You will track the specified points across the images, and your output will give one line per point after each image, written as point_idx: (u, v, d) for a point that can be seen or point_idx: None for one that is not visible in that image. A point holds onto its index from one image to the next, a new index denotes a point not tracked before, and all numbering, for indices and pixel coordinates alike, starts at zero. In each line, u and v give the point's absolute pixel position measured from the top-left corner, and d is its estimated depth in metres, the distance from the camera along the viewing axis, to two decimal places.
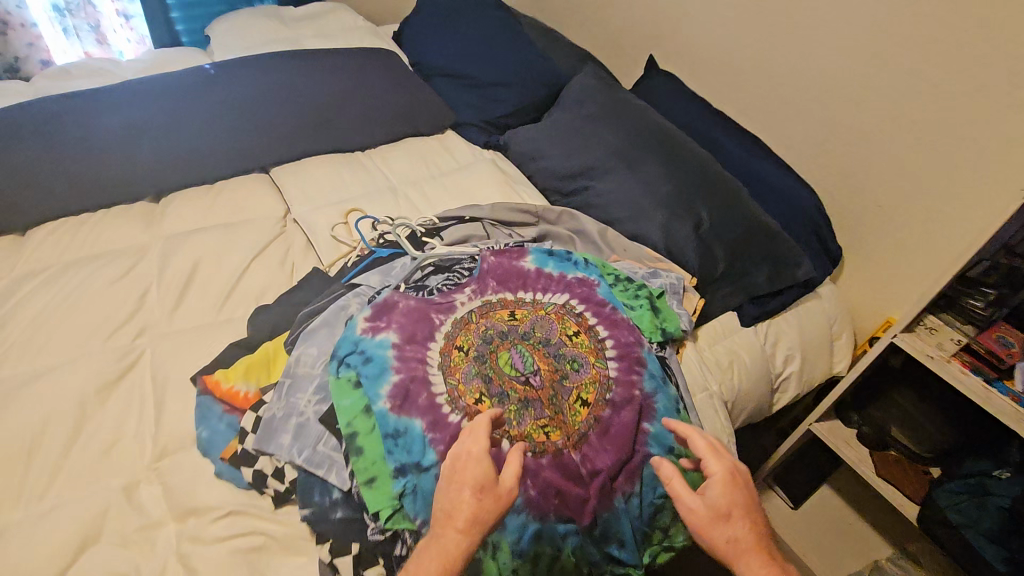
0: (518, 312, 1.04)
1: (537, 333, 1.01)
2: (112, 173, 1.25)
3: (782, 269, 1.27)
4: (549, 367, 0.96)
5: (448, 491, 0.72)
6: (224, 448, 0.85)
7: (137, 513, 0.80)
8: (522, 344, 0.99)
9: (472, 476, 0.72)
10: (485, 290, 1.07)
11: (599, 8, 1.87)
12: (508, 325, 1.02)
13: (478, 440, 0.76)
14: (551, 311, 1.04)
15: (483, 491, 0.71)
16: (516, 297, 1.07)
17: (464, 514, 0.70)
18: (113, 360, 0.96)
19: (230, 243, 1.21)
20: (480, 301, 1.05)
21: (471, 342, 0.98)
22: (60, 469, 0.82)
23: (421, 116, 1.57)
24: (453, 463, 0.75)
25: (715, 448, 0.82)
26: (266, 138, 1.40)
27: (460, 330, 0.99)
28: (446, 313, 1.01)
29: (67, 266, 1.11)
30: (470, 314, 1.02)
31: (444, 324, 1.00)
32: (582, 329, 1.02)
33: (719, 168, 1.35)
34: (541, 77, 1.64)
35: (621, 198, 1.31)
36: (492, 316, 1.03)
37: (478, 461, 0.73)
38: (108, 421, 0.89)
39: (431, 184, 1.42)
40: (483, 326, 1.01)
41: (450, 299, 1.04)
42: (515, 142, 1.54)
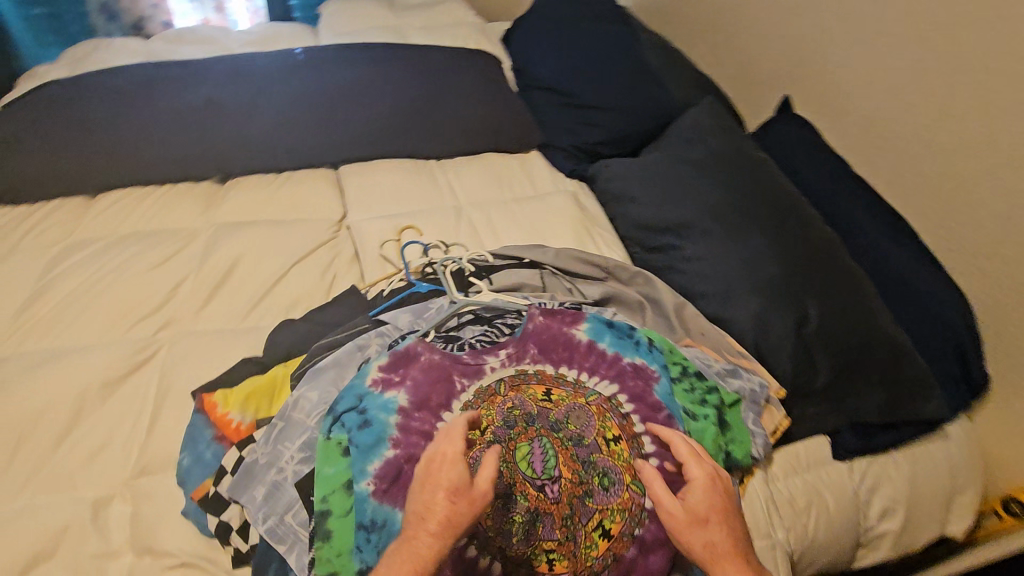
0: (555, 393, 0.88)
1: (571, 426, 0.85)
2: (184, 150, 1.24)
3: (904, 399, 0.99)
4: (573, 477, 0.81)
5: (422, 492, 0.66)
6: (198, 485, 0.78)
7: (98, 535, 0.74)
8: (549, 436, 0.84)
9: (446, 479, 0.66)
10: (523, 357, 0.92)
11: (734, 33, 1.62)
12: (540, 407, 0.86)
13: (453, 440, 0.70)
14: (593, 401, 0.88)
15: (457, 493, 0.65)
16: (557, 374, 0.91)
17: (437, 516, 0.64)
18: (128, 353, 0.93)
19: (277, 243, 1.15)
20: (514, 369, 0.90)
21: (491, 421, 0.84)
22: (45, 465, 0.80)
23: (505, 132, 1.44)
24: (427, 467, 0.68)
25: (697, 454, 0.76)
26: (340, 134, 1.33)
27: (482, 402, 0.85)
28: (470, 378, 0.88)
29: (119, 241, 1.11)
30: (498, 384, 0.88)
31: (464, 392, 0.86)
32: (624, 435, 0.85)
33: (843, 254, 1.09)
34: (647, 108, 1.45)
35: (711, 270, 1.10)
36: (523, 391, 0.88)
37: (455, 461, 0.67)
38: (104, 421, 0.85)
39: (499, 210, 1.28)
40: (509, 402, 0.85)
41: (479, 361, 0.90)
42: (602, 176, 1.36)
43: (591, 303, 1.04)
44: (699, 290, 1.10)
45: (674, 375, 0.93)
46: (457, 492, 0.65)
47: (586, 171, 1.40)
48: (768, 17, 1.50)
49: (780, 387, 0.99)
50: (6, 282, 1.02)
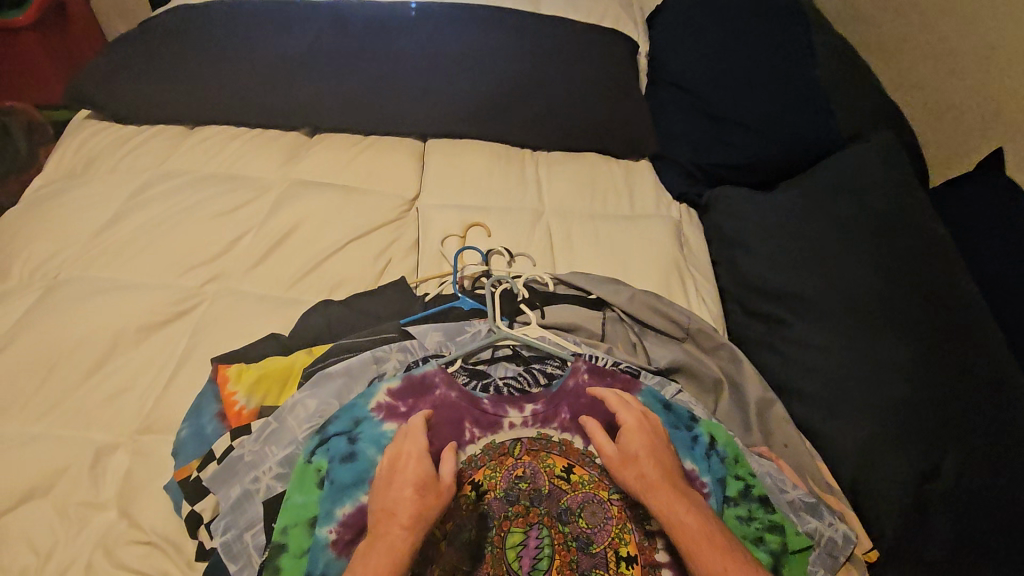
0: (574, 474, 0.75)
1: (582, 523, 0.72)
2: (279, 95, 1.21)
3: None
4: None
5: (388, 492, 0.64)
6: (185, 462, 0.76)
7: (88, 483, 0.75)
8: (551, 526, 0.72)
9: (413, 473, 0.65)
10: (550, 420, 0.78)
11: (946, 56, 1.25)
12: (552, 486, 0.74)
13: (413, 436, 0.69)
14: (614, 501, 0.73)
15: (423, 485, 0.64)
16: (585, 451, 0.77)
17: (407, 511, 0.62)
18: (172, 301, 0.94)
19: (341, 213, 1.09)
20: (536, 431, 0.78)
21: (494, 486, 0.74)
22: (70, 396, 0.83)
23: (616, 133, 1.24)
24: (387, 468, 0.67)
25: (627, 398, 0.78)
26: (433, 105, 1.22)
27: (490, 458, 0.75)
28: (484, 429, 0.77)
29: (199, 179, 1.11)
30: (513, 445, 0.76)
31: (471, 443, 0.76)
32: (639, 559, 0.70)
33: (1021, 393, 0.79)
34: (795, 137, 1.18)
35: (819, 366, 0.86)
36: (539, 461, 0.76)
37: (417, 451, 0.67)
38: (131, 365, 0.86)
39: (583, 224, 1.11)
40: (519, 469, 0.75)
41: (500, 410, 0.78)
42: (716, 210, 1.14)
43: (653, 370, 0.87)
44: (795, 385, 0.87)
45: (730, 494, 0.74)
46: (423, 483, 0.65)
47: (699, 198, 1.18)
48: (1000, 43, 1.12)
49: (872, 547, 0.75)
50: (92, 198, 1.06)
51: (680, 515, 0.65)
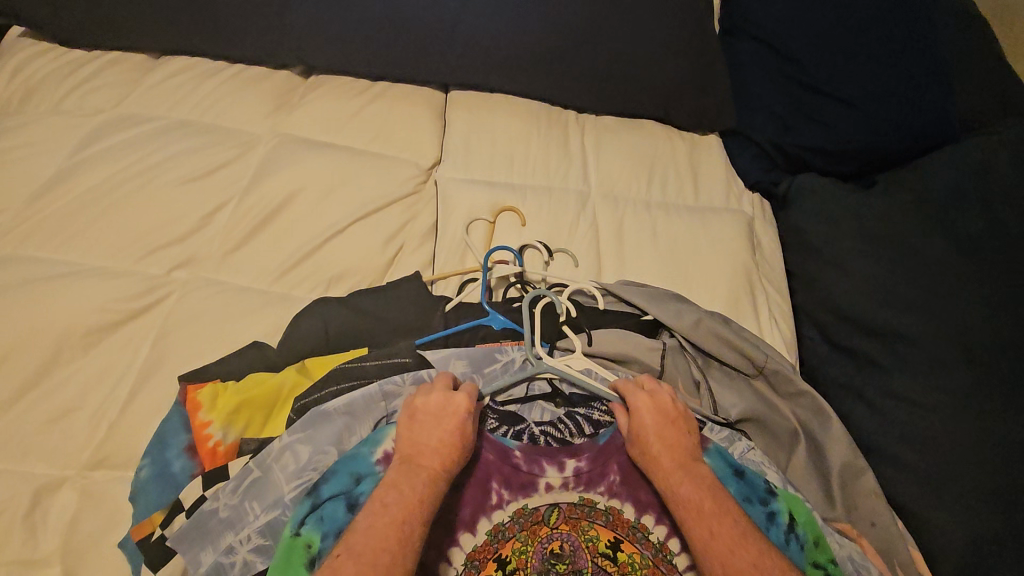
0: (623, 553, 0.60)
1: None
2: (263, 17, 0.95)
3: None
4: None
5: (431, 432, 0.59)
6: (145, 516, 0.61)
7: (28, 532, 0.61)
8: None
9: (461, 424, 0.60)
10: (597, 481, 0.63)
11: None
12: (596, 568, 0.60)
13: (464, 387, 0.63)
14: None
15: (466, 436, 0.59)
16: (640, 526, 0.62)
17: (447, 457, 0.57)
18: (133, 294, 0.76)
19: (343, 182, 0.89)
20: (578, 495, 0.63)
21: (524, 565, 0.59)
22: (7, 414, 0.67)
23: (682, 97, 1.01)
24: (434, 408, 0.60)
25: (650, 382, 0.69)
26: (460, 47, 0.97)
27: (521, 527, 0.61)
28: (514, 490, 0.62)
29: (167, 128, 0.89)
30: (549, 512, 0.61)
31: (498, 509, 0.61)
32: None
33: None
34: (906, 121, 0.96)
35: (921, 431, 0.71)
36: (582, 536, 0.61)
37: (470, 400, 0.62)
38: (84, 376, 0.71)
39: (637, 216, 0.91)
40: (555, 542, 0.60)
41: (535, 467, 0.63)
42: (795, 206, 0.94)
43: (721, 422, 0.71)
44: (886, 447, 0.72)
45: None
46: (467, 437, 0.60)
47: (775, 186, 0.98)
48: None
49: None
50: (31, 147, 0.85)
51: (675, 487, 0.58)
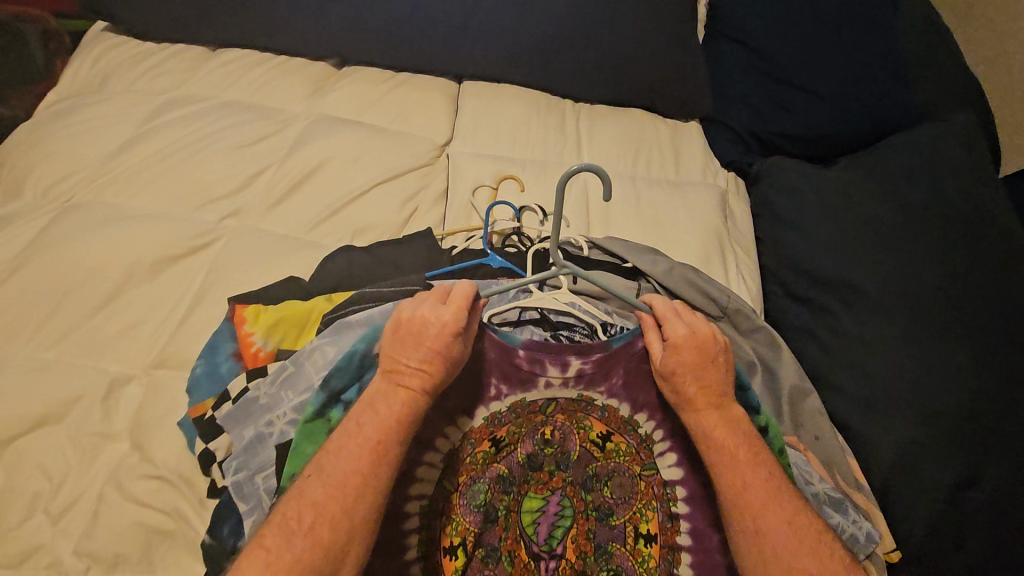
0: (610, 442, 0.71)
1: (607, 493, 0.71)
2: (303, 16, 1.12)
3: None
4: (576, 562, 0.68)
5: (411, 351, 0.64)
6: (199, 401, 0.74)
7: (103, 413, 0.74)
8: (574, 494, 0.72)
9: (438, 343, 0.64)
10: (599, 382, 0.71)
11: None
12: (582, 451, 0.72)
13: (454, 302, 0.66)
14: (646, 474, 0.70)
15: (443, 355, 0.64)
16: (629, 419, 0.71)
17: (423, 378, 0.63)
18: (189, 235, 0.90)
19: (368, 152, 1.03)
20: (577, 392, 0.72)
21: (518, 442, 0.72)
22: (83, 324, 0.81)
23: (666, 88, 1.14)
24: (417, 328, 0.65)
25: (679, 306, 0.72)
26: (471, 43, 1.12)
27: (514, 417, 0.71)
28: (512, 386, 0.71)
29: (219, 105, 1.05)
30: (547, 404, 0.72)
31: (496, 399, 0.71)
32: (661, 538, 0.67)
33: None
34: (866, 108, 1.08)
35: (867, 362, 0.81)
36: (572, 423, 0.73)
37: (455, 322, 0.65)
38: (148, 298, 0.84)
39: (624, 186, 1.04)
40: (546, 428, 0.73)
41: (535, 368, 0.71)
42: (763, 184, 1.07)
43: None
44: (835, 377, 0.82)
45: None
46: (444, 356, 0.64)
47: (749, 167, 1.11)
48: None
49: (896, 549, 0.72)
50: (107, 116, 1.00)
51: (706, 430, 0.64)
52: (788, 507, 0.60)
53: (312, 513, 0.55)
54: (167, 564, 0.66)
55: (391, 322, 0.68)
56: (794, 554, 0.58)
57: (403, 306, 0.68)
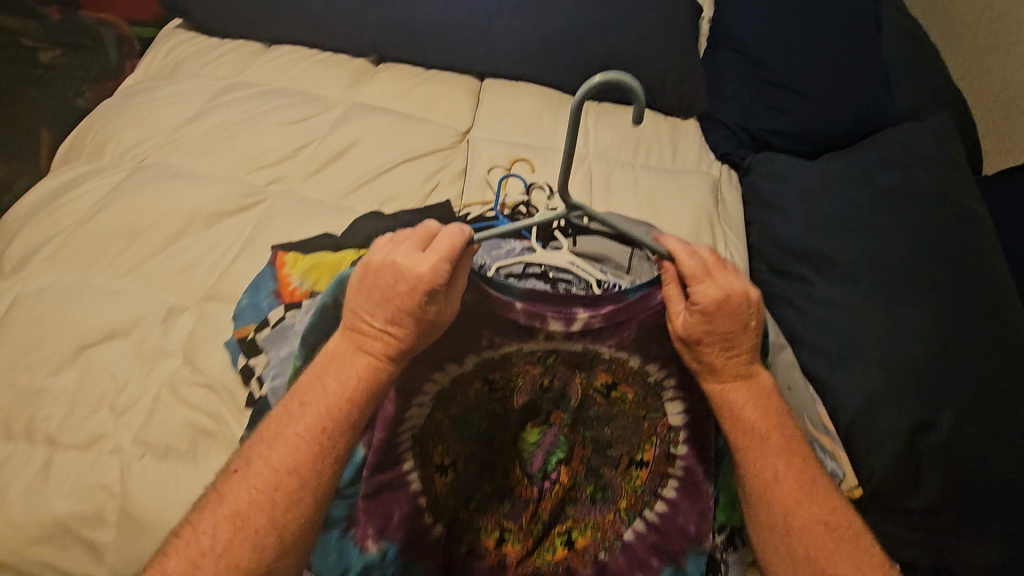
0: (616, 392, 0.73)
1: (607, 431, 0.75)
2: (347, 18, 1.28)
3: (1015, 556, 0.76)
4: (567, 483, 0.76)
5: (372, 315, 0.62)
6: (243, 326, 0.85)
7: (161, 334, 0.86)
8: (568, 427, 0.76)
9: (394, 307, 0.61)
10: (608, 336, 0.69)
11: (1003, 40, 1.24)
12: (585, 396, 0.75)
13: (435, 252, 0.61)
14: (650, 416, 0.73)
15: (399, 322, 0.61)
16: (640, 369, 0.71)
17: (381, 346, 0.62)
18: (239, 194, 1.03)
19: (397, 134, 1.16)
20: (582, 345, 0.70)
21: (518, 386, 0.73)
22: (147, 262, 0.93)
23: (667, 88, 1.26)
24: (380, 287, 0.62)
25: (713, 258, 0.67)
26: (493, 44, 1.26)
27: (503, 367, 0.72)
28: (507, 336, 0.69)
29: (270, 91, 1.20)
30: (547, 355, 0.72)
31: (488, 348, 0.70)
32: (653, 467, 0.74)
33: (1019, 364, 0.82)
34: (849, 109, 1.18)
35: (837, 324, 0.89)
36: (576, 370, 0.73)
37: (434, 276, 0.60)
38: (200, 244, 0.96)
39: (624, 171, 1.15)
40: (547, 378, 0.74)
41: (535, 321, 0.68)
42: (754, 172, 1.16)
43: None
44: (808, 337, 0.90)
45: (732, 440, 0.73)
46: (401, 323, 0.61)
47: (742, 159, 1.21)
48: None
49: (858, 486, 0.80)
50: (175, 96, 1.16)
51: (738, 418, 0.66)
52: (821, 507, 0.63)
53: (230, 526, 0.57)
54: (207, 458, 0.77)
55: (359, 268, 0.64)
56: (825, 550, 0.62)
57: (378, 250, 0.63)
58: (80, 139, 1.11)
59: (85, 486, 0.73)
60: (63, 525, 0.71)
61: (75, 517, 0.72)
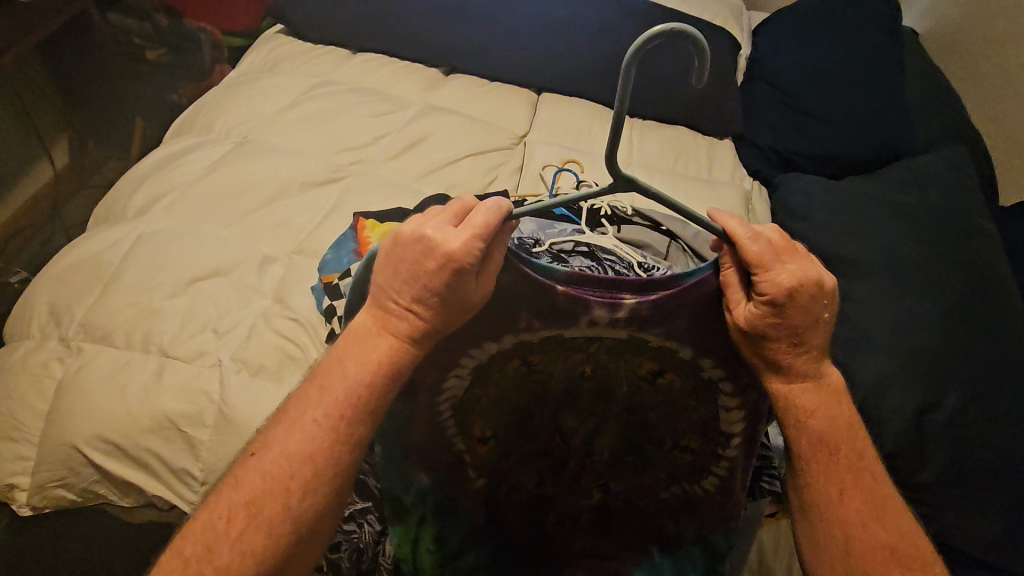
0: (662, 378, 0.73)
1: (648, 412, 0.76)
2: (426, 34, 1.46)
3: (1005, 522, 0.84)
4: (608, 452, 0.80)
5: (401, 291, 0.64)
6: (329, 275, 0.96)
7: (257, 276, 0.99)
8: (610, 407, 0.77)
9: (421, 286, 0.63)
10: (656, 324, 0.68)
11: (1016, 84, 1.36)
12: (627, 381, 0.74)
13: (468, 228, 0.61)
14: (700, 405, 0.73)
15: (426, 302, 0.63)
16: (691, 361, 0.71)
17: (406, 327, 0.64)
18: (326, 169, 1.18)
19: (464, 132, 1.32)
20: (627, 333, 0.70)
21: (554, 369, 0.74)
22: (246, 218, 1.08)
23: (706, 111, 1.39)
24: (408, 262, 0.63)
25: (782, 243, 0.66)
26: (552, 62, 1.43)
27: (543, 351, 0.73)
28: (546, 321, 0.69)
29: (355, 89, 1.37)
30: (589, 342, 0.71)
31: (525, 330, 0.70)
32: (698, 449, 0.77)
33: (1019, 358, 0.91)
34: (871, 137, 1.30)
35: (853, 313, 0.98)
36: (623, 353, 0.72)
37: (464, 253, 0.60)
38: (291, 207, 1.11)
39: (665, 178, 1.27)
40: (588, 361, 0.74)
41: (578, 305, 0.68)
42: (783, 187, 1.25)
43: None
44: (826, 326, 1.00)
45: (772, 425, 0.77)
46: (428, 303, 0.63)
47: (772, 177, 1.33)
48: None
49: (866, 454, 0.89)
50: (275, 87, 1.33)
51: (805, 427, 0.67)
52: (884, 523, 0.66)
53: (243, 514, 0.61)
54: (293, 379, 0.89)
55: (387, 242, 0.65)
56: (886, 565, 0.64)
57: (409, 224, 0.64)
58: (193, 116, 1.29)
59: (190, 390, 0.85)
60: (171, 420, 0.84)
61: (181, 414, 0.84)
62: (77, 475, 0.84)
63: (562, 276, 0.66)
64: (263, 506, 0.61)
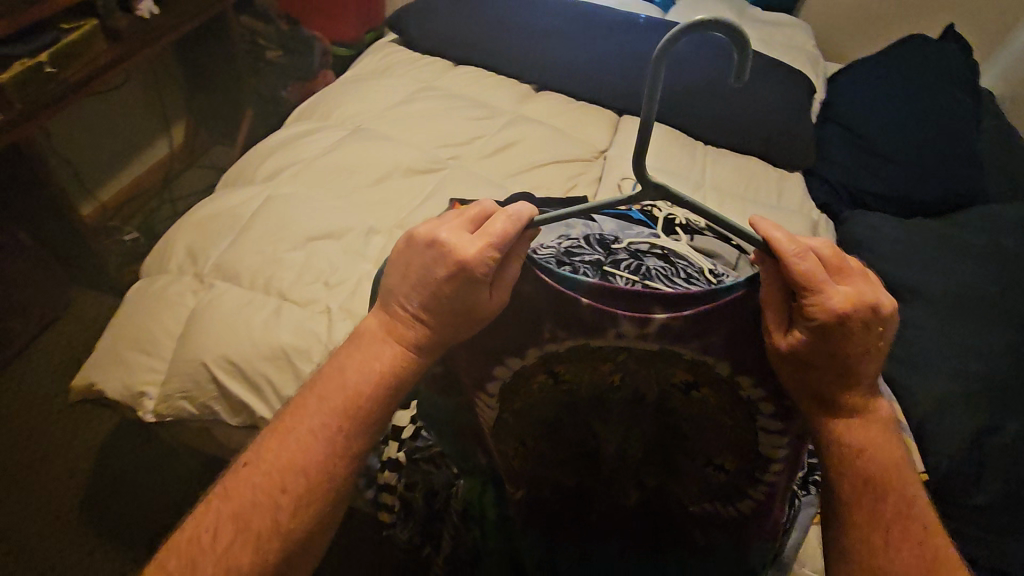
0: (696, 395, 0.73)
1: (682, 425, 0.76)
2: (523, 56, 1.61)
3: None
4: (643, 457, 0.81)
5: (410, 294, 0.66)
6: None
7: (362, 242, 1.11)
8: (644, 415, 0.78)
9: (432, 290, 0.65)
10: (692, 339, 0.68)
11: None
12: (659, 394, 0.75)
13: (484, 237, 0.63)
14: (735, 425, 0.73)
15: (437, 307, 0.65)
16: (730, 379, 0.70)
17: (411, 333, 0.66)
18: (426, 160, 1.31)
19: (552, 142, 1.43)
20: (659, 347, 0.70)
21: (580, 377, 0.75)
22: (357, 193, 1.21)
23: (779, 145, 1.46)
24: (421, 266, 0.65)
25: (832, 259, 0.62)
26: (636, 88, 1.54)
27: (571, 362, 0.74)
28: (570, 332, 0.71)
29: (456, 95, 1.51)
30: (617, 352, 0.72)
31: (550, 341, 0.72)
32: (734, 469, 0.76)
33: None
34: (942, 182, 1.35)
35: (916, 339, 1.02)
36: (658, 367, 0.73)
37: (477, 262, 0.62)
38: (395, 188, 1.23)
39: (737, 200, 1.35)
40: (615, 374, 0.75)
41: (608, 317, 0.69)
42: (851, 221, 1.31)
43: None
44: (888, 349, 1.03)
45: None
46: (437, 309, 0.65)
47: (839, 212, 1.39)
48: None
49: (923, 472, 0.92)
50: (387, 86, 1.49)
51: (851, 468, 0.64)
52: None
53: (231, 528, 0.59)
54: None
55: (402, 241, 0.68)
56: None
57: (424, 228, 0.66)
58: (314, 106, 1.46)
59: (302, 330, 0.97)
60: (286, 350, 0.95)
61: (294, 348, 0.95)
62: (200, 390, 0.96)
63: (589, 288, 0.68)
64: (251, 520, 0.60)
